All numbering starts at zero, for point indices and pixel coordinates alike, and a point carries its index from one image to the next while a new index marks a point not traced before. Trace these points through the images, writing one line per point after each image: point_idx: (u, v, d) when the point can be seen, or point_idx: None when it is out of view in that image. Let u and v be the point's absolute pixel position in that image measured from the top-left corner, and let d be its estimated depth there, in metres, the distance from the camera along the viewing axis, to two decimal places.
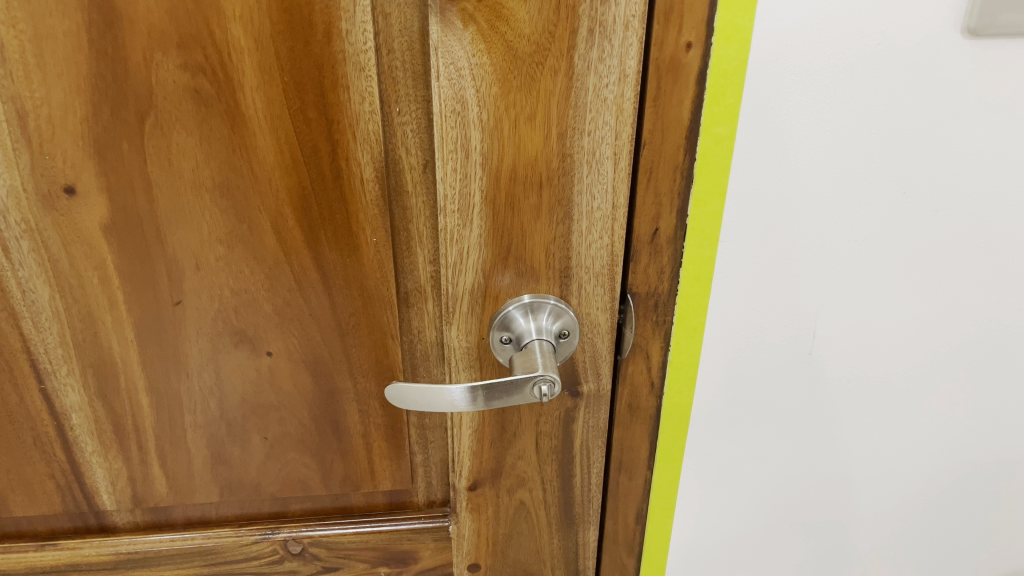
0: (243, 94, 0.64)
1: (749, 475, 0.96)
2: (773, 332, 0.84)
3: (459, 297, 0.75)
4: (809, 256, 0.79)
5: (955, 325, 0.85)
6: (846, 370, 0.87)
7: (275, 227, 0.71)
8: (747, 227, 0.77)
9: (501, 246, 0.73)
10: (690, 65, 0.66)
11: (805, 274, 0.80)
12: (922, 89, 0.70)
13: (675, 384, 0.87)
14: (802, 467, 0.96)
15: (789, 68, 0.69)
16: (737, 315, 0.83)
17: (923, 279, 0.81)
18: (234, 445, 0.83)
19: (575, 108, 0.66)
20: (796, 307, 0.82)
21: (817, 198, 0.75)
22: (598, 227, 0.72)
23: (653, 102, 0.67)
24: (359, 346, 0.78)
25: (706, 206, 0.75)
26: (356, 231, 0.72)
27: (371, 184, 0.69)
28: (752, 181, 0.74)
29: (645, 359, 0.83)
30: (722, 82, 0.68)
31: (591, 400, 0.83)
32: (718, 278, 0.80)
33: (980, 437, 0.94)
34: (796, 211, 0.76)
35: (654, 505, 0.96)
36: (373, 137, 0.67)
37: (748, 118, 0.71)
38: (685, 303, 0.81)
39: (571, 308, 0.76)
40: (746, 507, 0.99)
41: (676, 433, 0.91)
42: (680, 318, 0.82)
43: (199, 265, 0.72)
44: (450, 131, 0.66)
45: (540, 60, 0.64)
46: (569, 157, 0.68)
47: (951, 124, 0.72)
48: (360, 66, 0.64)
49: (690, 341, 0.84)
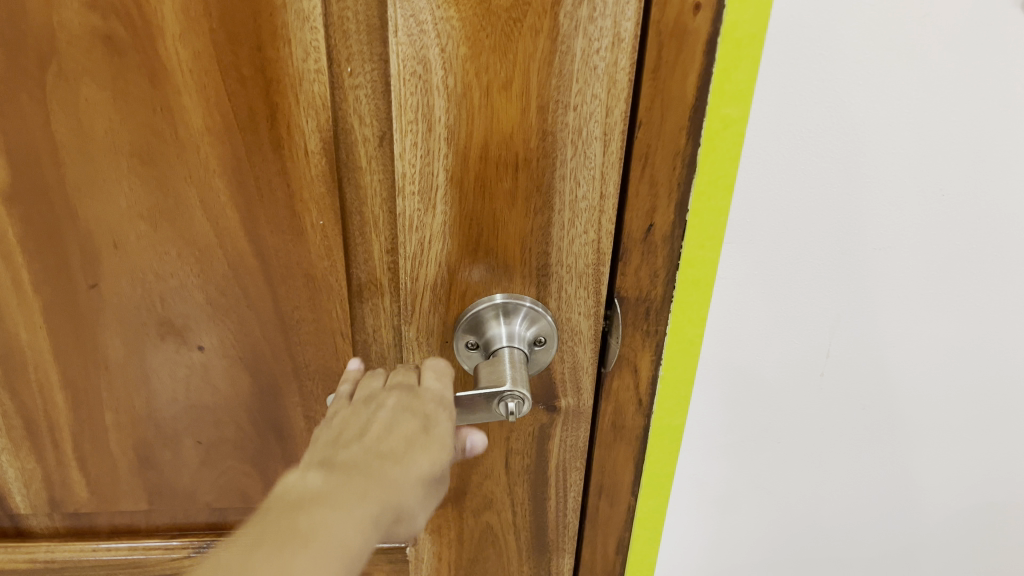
0: (165, 44, 0.54)
1: (746, 504, 0.86)
2: (779, 348, 0.74)
3: (420, 294, 0.65)
4: (825, 265, 0.68)
5: (988, 347, 0.74)
6: (860, 394, 0.77)
7: (206, 203, 0.60)
8: (757, 228, 0.66)
9: (469, 236, 0.62)
10: (698, 31, 0.56)
11: (819, 283, 0.69)
12: (973, 75, 0.58)
13: (666, 404, 0.77)
14: (806, 499, 0.86)
15: (818, 42, 0.57)
16: (739, 329, 0.72)
17: (956, 294, 0.70)
18: (163, 449, 0.74)
19: (558, 77, 0.56)
20: (809, 321, 0.72)
21: (838, 198, 0.64)
22: (583, 219, 0.62)
23: (652, 74, 0.57)
24: (305, 345, 0.68)
25: (710, 200, 0.64)
26: (299, 213, 0.62)
27: (316, 158, 0.59)
28: (764, 177, 0.63)
29: (632, 374, 0.73)
30: (735, 54, 0.58)
31: (570, 416, 0.73)
32: (720, 285, 0.69)
33: (1005, 471, 0.84)
34: (813, 212, 0.65)
35: (637, 536, 0.87)
36: (319, 101, 0.57)
37: (765, 101, 0.60)
38: (681, 313, 0.70)
39: (549, 313, 0.66)
40: (739, 537, 0.90)
41: (666, 457, 0.81)
42: (675, 329, 0.72)
43: (118, 245, 0.62)
44: (410, 97, 0.56)
45: (517, 16, 0.54)
46: (551, 135, 0.58)
47: (1004, 117, 0.60)
48: (304, 15, 0.54)
49: (685, 355, 0.73)
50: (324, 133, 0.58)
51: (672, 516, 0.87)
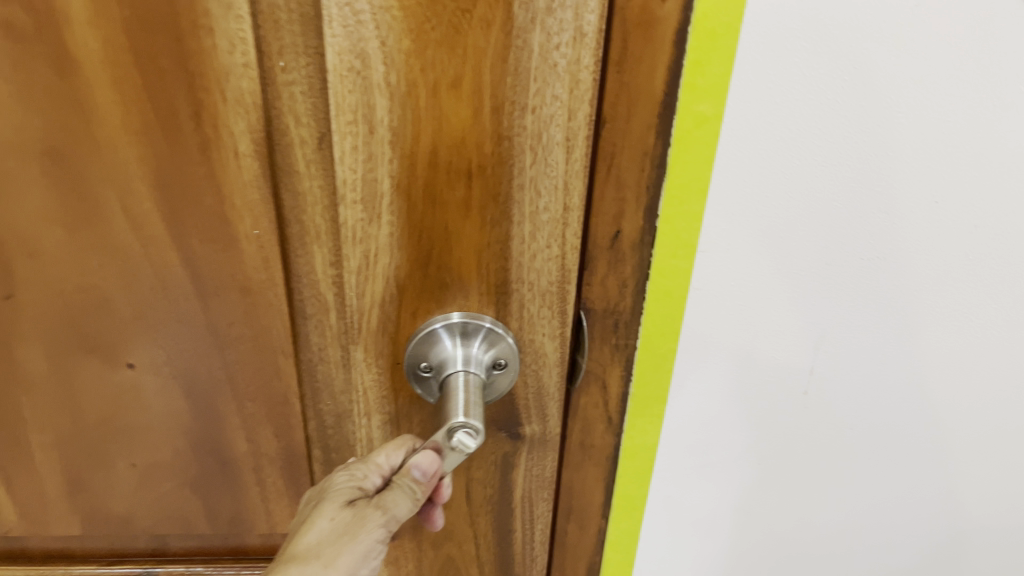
0: (71, 31, 0.48)
1: (724, 529, 0.79)
2: (760, 367, 0.66)
3: (367, 312, 0.59)
4: (809, 277, 0.61)
5: (989, 369, 0.67)
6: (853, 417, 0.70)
7: (127, 209, 0.55)
8: (733, 235, 0.59)
9: (419, 250, 0.56)
10: (667, 21, 0.50)
11: (803, 297, 0.62)
12: (976, 67, 0.52)
13: (637, 423, 0.70)
14: (790, 525, 0.79)
15: (801, 25, 0.50)
16: (716, 345, 0.65)
17: (961, 309, 0.63)
18: (94, 472, 0.68)
19: (514, 74, 0.50)
20: (797, 339, 0.65)
21: (824, 203, 0.57)
22: (545, 232, 0.56)
23: (617, 65, 0.51)
24: (244, 364, 0.63)
25: (683, 205, 0.58)
26: (231, 220, 0.56)
27: (248, 161, 0.54)
28: (741, 176, 0.56)
29: (601, 391, 0.67)
30: (708, 45, 0.51)
31: (535, 444, 0.67)
32: (694, 297, 0.62)
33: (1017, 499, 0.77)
34: (795, 218, 0.58)
35: (609, 560, 0.80)
36: (249, 98, 0.51)
37: (742, 94, 0.53)
38: (652, 327, 0.64)
39: (510, 334, 0.60)
40: (719, 563, 0.83)
41: (637, 479, 0.74)
42: (645, 345, 0.65)
43: (32, 252, 0.56)
44: (348, 95, 0.50)
45: (467, 6, 0.48)
46: (507, 140, 0.52)
47: (1009, 115, 0.53)
48: (228, 2, 0.48)
49: (657, 371, 0.67)
50: (256, 131, 0.53)
51: (646, 538, 0.80)
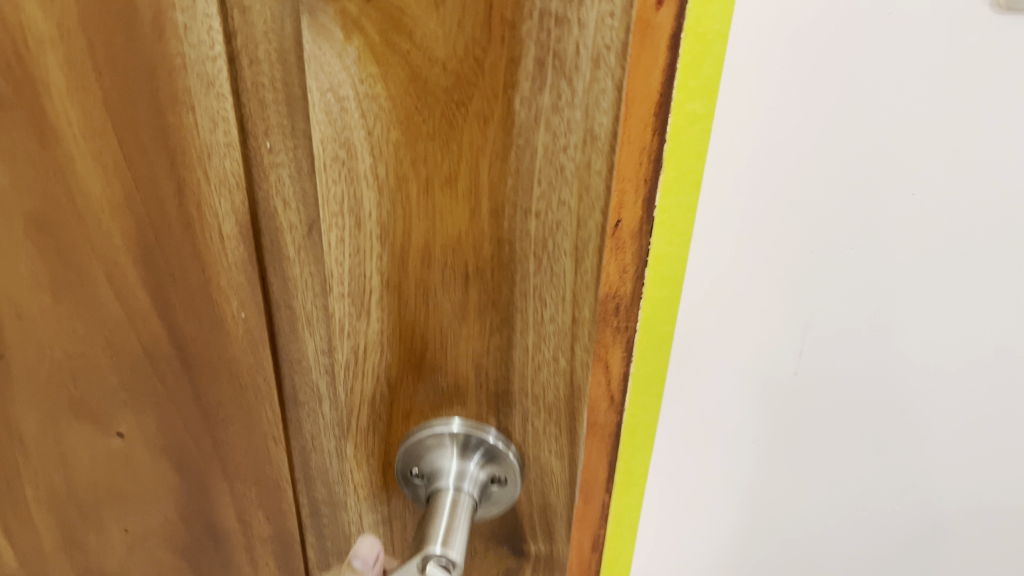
0: (52, 100, 0.45)
1: (716, 487, 0.90)
2: (739, 326, 0.75)
3: (357, 408, 0.54)
4: (779, 250, 0.69)
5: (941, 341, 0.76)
6: (832, 361, 0.77)
7: (112, 281, 0.52)
8: (717, 215, 0.67)
9: (412, 351, 0.51)
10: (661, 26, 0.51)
11: (773, 266, 0.70)
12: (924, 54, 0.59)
13: (638, 403, 0.81)
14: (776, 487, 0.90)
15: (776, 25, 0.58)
16: (701, 314, 0.74)
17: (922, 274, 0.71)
18: (88, 531, 0.66)
19: (515, 175, 0.44)
20: (767, 320, 0.74)
21: (786, 181, 0.65)
22: (552, 344, 0.49)
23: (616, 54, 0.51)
24: (234, 445, 0.59)
25: (678, 196, 0.66)
26: (218, 300, 0.52)
27: (234, 243, 0.50)
28: (724, 169, 0.65)
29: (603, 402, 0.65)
30: (700, 48, 0.59)
31: (541, 563, 0.60)
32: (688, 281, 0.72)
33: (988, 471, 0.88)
34: (764, 198, 0.66)
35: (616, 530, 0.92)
36: (233, 179, 0.47)
37: (731, 94, 0.61)
38: (654, 308, 0.73)
39: (514, 449, 0.54)
40: (716, 516, 0.93)
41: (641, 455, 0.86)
42: (648, 326, 0.74)
43: (21, 315, 0.54)
44: (333, 185, 0.45)
45: (461, 99, 0.42)
46: (506, 244, 0.46)
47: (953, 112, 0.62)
48: (208, 79, 0.44)
49: (658, 353, 0.76)
50: (240, 212, 0.48)
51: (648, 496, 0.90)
